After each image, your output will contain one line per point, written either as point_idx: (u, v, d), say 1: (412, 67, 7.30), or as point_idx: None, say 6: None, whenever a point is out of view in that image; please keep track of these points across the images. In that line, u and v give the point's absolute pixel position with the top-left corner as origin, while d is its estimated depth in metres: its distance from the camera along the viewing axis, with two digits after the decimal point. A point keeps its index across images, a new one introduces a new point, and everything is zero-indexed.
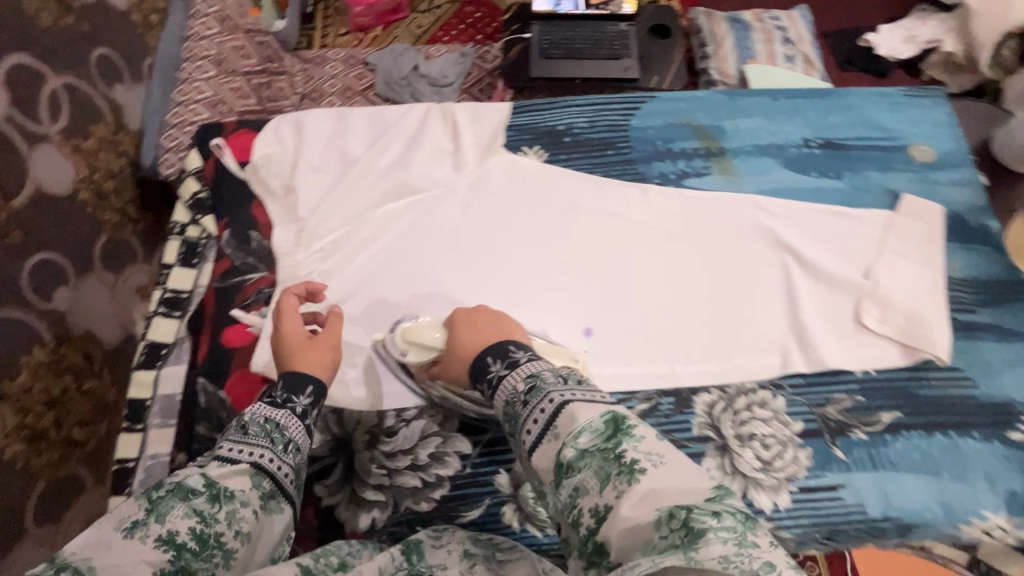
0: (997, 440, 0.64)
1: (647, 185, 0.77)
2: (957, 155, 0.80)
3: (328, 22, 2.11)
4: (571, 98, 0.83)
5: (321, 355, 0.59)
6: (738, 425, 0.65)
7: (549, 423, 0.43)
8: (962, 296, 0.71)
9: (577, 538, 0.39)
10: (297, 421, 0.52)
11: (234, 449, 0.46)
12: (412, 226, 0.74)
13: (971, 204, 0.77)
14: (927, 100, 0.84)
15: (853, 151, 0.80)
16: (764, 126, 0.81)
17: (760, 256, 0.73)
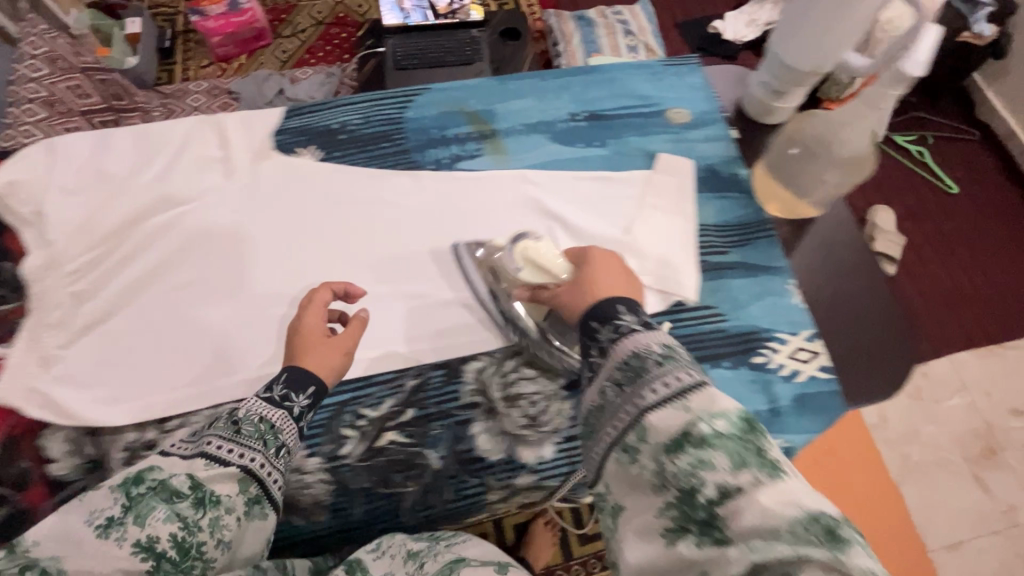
0: (744, 366, 0.69)
1: (420, 172, 0.80)
2: (711, 114, 0.87)
3: (188, 55, 2.07)
4: (347, 97, 0.85)
5: (330, 356, 0.62)
6: (507, 387, 0.67)
7: (676, 393, 0.42)
8: (714, 240, 0.77)
9: (690, 506, 0.38)
10: (292, 420, 0.57)
11: (225, 447, 0.53)
12: (179, 236, 0.73)
13: (725, 156, 0.84)
14: (682, 69, 0.91)
15: (615, 120, 0.85)
16: (533, 106, 0.86)
17: (528, 226, 0.77)
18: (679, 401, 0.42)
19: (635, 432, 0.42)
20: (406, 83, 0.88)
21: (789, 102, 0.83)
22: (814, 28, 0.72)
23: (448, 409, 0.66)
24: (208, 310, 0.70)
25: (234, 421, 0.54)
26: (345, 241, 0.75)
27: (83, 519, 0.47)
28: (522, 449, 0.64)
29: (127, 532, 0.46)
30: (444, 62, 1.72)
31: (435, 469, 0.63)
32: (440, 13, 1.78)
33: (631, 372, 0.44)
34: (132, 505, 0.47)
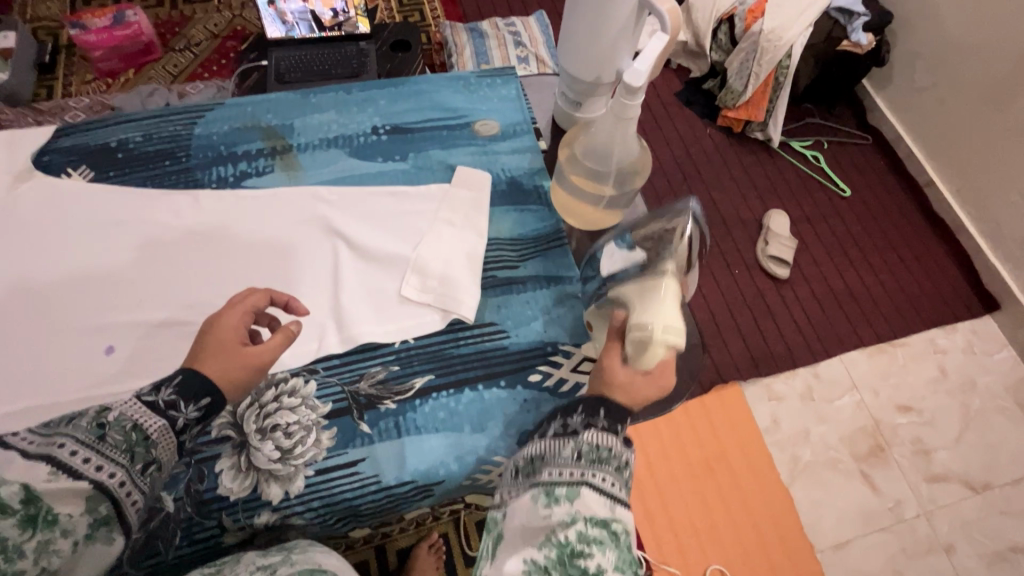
0: (519, 385, 0.67)
1: (200, 191, 0.75)
2: (521, 126, 0.86)
3: (71, 69, 1.98)
4: (130, 113, 0.80)
5: (236, 369, 0.57)
6: (262, 419, 0.63)
7: (611, 494, 0.49)
8: (506, 255, 0.75)
9: (568, 563, 0.43)
10: (169, 434, 0.53)
11: (86, 460, 0.47)
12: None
13: (529, 168, 0.82)
14: (497, 80, 0.89)
15: (419, 133, 0.83)
16: (334, 119, 0.83)
17: (310, 246, 0.74)
18: (611, 503, 0.48)
19: (568, 491, 0.48)
20: (202, 97, 0.84)
21: (592, 112, 0.81)
22: (586, 39, 0.71)
23: (195, 445, 0.61)
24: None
25: (102, 427, 0.49)
26: (98, 267, 0.70)
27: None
28: (268, 485, 0.60)
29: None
30: (330, 75, 1.70)
31: (168, 512, 0.58)
32: (325, 25, 1.74)
33: (596, 454, 0.51)
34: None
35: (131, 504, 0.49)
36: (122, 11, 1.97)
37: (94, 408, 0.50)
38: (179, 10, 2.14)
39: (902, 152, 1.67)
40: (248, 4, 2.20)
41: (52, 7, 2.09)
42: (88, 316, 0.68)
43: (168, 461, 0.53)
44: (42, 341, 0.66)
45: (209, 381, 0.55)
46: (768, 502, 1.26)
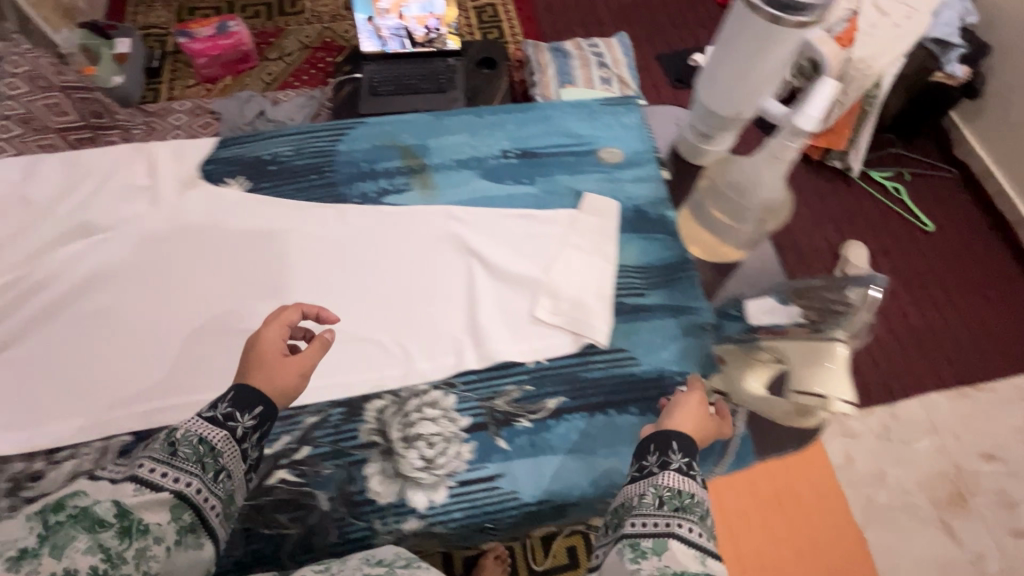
0: (651, 413, 0.68)
1: (345, 205, 0.80)
2: (644, 155, 0.88)
3: (175, 75, 2.12)
4: (280, 129, 0.86)
5: (286, 378, 0.59)
6: (406, 427, 0.67)
7: (697, 544, 0.53)
8: (633, 281, 0.77)
9: None
10: (234, 444, 0.55)
11: (165, 473, 0.51)
12: (87, 267, 0.73)
13: (653, 197, 0.84)
14: (620, 109, 0.92)
15: (546, 158, 0.86)
16: (465, 141, 0.86)
17: (446, 263, 0.77)
18: (700, 554, 0.52)
19: (654, 544, 0.52)
20: (342, 115, 0.89)
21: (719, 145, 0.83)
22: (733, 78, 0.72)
23: (345, 448, 0.65)
24: (103, 347, 0.69)
25: (170, 445, 0.52)
26: (251, 274, 0.75)
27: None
28: (413, 492, 0.63)
29: (41, 565, 0.44)
30: (419, 90, 1.76)
31: (323, 510, 0.62)
32: (417, 40, 1.80)
33: (678, 502, 0.55)
34: (49, 536, 0.45)
35: (211, 509, 0.52)
36: (224, 22, 2.10)
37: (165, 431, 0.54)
38: (274, 22, 2.27)
39: (995, 188, 1.60)
40: (337, 18, 2.30)
41: (160, 16, 2.24)
42: (242, 319, 0.73)
43: (239, 469, 0.55)
44: (201, 342, 0.71)
45: (258, 391, 0.57)
46: (836, 533, 1.22)
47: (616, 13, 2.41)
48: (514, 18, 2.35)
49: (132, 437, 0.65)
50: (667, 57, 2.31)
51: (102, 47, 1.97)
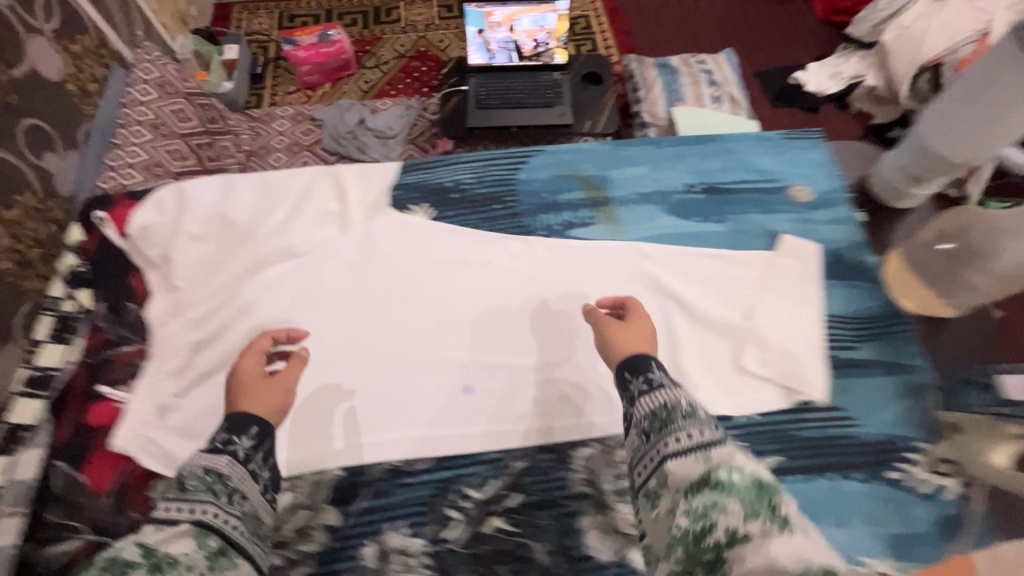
0: (876, 480, 0.73)
1: (532, 237, 0.86)
2: (835, 194, 0.85)
3: (277, 81, 2.17)
4: (464, 158, 0.93)
5: (271, 396, 0.77)
6: (621, 482, 0.76)
7: (693, 445, 0.57)
8: (841, 334, 0.80)
9: (699, 543, 0.49)
10: (236, 463, 0.68)
11: (179, 508, 0.61)
12: (295, 288, 0.87)
13: (851, 241, 0.83)
14: (804, 141, 0.89)
15: (733, 195, 0.85)
16: (648, 174, 0.88)
17: (641, 304, 0.79)
18: (697, 453, 0.56)
19: (656, 478, 0.57)
20: (519, 142, 0.95)
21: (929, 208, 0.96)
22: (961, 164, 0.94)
23: (558, 499, 0.75)
24: (338, 370, 0.83)
25: (183, 485, 0.64)
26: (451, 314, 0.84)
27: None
28: (630, 551, 0.72)
29: None
30: (525, 104, 1.75)
31: (543, 563, 0.72)
32: (524, 53, 1.79)
33: (656, 423, 0.62)
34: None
35: (230, 524, 0.61)
36: (326, 30, 2.13)
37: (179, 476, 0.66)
38: (370, 30, 2.30)
39: None
40: (432, 26, 2.32)
41: (262, 23, 2.31)
42: (437, 355, 0.83)
43: (249, 489, 0.66)
44: (410, 374, 0.83)
45: (250, 415, 0.73)
46: None
47: (711, 29, 2.37)
48: (607, 30, 2.33)
49: (349, 470, 0.78)
50: (764, 74, 2.25)
51: (213, 53, 2.06)
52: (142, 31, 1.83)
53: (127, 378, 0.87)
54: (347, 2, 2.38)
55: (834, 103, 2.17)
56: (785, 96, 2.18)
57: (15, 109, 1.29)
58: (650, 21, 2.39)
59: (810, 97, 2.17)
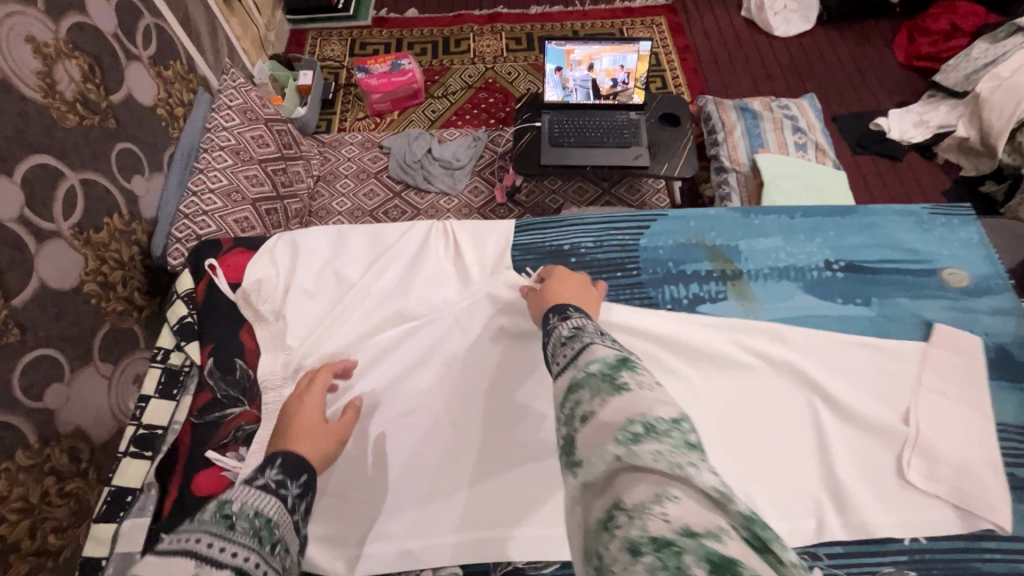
0: None
1: (660, 309, 0.83)
2: (995, 280, 0.82)
3: (347, 107, 2.20)
4: (587, 222, 0.96)
5: (324, 442, 0.74)
6: None
7: (571, 358, 0.60)
8: (1017, 447, 0.71)
9: (565, 438, 0.54)
10: (282, 510, 0.59)
11: (221, 547, 0.51)
12: (419, 349, 0.91)
13: (1019, 335, 0.78)
14: (955, 222, 0.87)
15: (878, 275, 0.84)
16: (782, 246, 0.87)
17: (785, 396, 0.76)
18: (572, 363, 0.60)
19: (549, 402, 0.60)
20: (645, 207, 0.96)
21: None
22: None
23: None
24: (460, 450, 0.83)
25: (228, 516, 0.54)
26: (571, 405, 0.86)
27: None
28: None
29: None
30: (599, 143, 1.71)
31: None
32: (601, 92, 1.76)
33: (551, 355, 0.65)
34: None
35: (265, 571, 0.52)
36: (398, 59, 2.15)
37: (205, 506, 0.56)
38: (439, 60, 2.32)
39: None
40: (500, 58, 2.32)
41: (335, 50, 2.35)
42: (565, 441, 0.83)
43: (288, 536, 0.57)
44: (534, 457, 0.82)
45: (301, 462, 0.67)
46: None
47: (785, 71, 2.31)
48: (678, 69, 2.30)
49: (463, 569, 0.75)
50: (844, 119, 2.16)
51: (288, 79, 2.10)
52: (226, 55, 1.87)
53: (237, 444, 0.84)
54: (417, 32, 2.41)
55: (920, 152, 2.07)
56: (866, 142, 2.08)
57: (109, 131, 1.31)
58: (722, 60, 2.34)
59: (893, 145, 2.07)
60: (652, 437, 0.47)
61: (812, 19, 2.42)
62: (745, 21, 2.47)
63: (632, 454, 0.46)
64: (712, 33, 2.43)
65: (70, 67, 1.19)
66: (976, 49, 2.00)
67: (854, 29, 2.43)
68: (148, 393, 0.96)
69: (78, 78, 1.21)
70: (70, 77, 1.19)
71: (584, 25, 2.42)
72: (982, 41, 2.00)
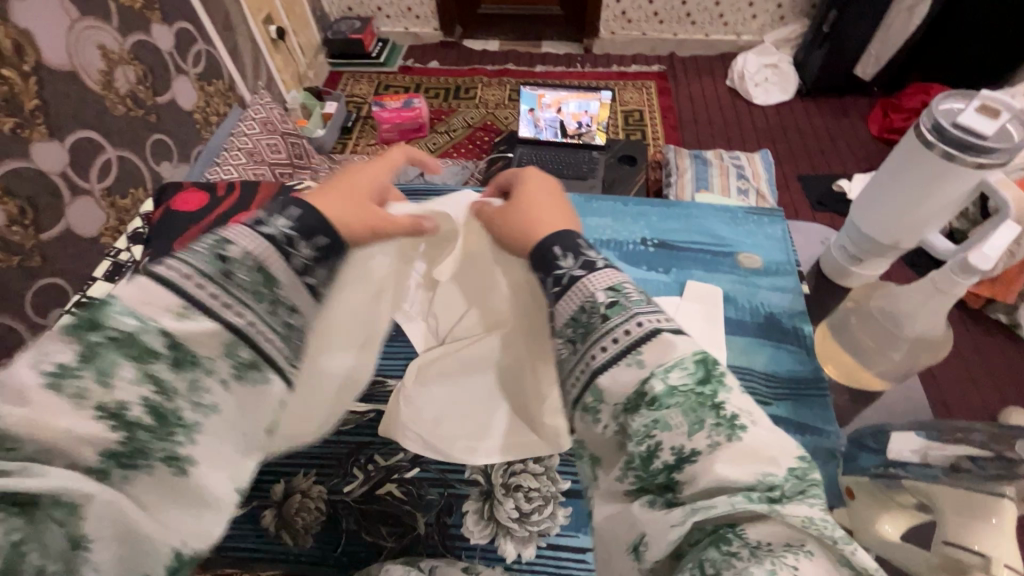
0: None
1: None
2: (784, 266, 0.95)
3: (362, 135, 2.55)
4: None
5: (343, 203, 0.59)
6: (508, 476, 0.82)
7: (630, 347, 0.47)
8: (760, 390, 0.81)
9: (649, 469, 0.44)
10: (289, 268, 0.50)
11: (215, 297, 0.45)
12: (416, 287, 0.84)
13: (791, 308, 0.89)
14: (765, 218, 1.02)
15: (684, 252, 0.98)
16: (610, 225, 1.02)
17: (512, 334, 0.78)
18: (633, 358, 0.47)
19: (591, 394, 0.48)
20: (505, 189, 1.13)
21: (870, 268, 1.05)
22: (885, 213, 0.98)
23: (451, 479, 0.82)
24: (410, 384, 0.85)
25: (222, 261, 0.46)
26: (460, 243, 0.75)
27: (23, 368, 0.38)
28: (505, 541, 0.77)
29: (86, 388, 0.39)
30: (562, 174, 1.92)
31: (418, 532, 0.78)
32: (567, 133, 2.02)
33: (580, 330, 0.51)
34: (88, 355, 0.40)
35: (273, 347, 0.48)
36: (410, 98, 2.47)
37: (198, 241, 0.47)
38: (448, 103, 2.66)
39: None
40: (501, 106, 2.63)
41: (362, 88, 2.75)
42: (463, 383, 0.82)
43: (302, 303, 0.51)
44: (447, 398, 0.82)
45: (325, 222, 0.54)
46: None
47: (758, 134, 2.50)
48: (659, 124, 2.53)
49: None
50: (809, 179, 2.30)
51: (317, 106, 2.46)
52: (263, 83, 2.27)
53: None
54: (434, 79, 2.78)
55: None
56: (826, 201, 2.20)
57: (148, 123, 1.63)
58: (700, 119, 2.57)
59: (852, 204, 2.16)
60: (790, 498, 0.39)
61: (790, 91, 2.63)
62: (729, 89, 2.71)
63: (770, 510, 0.38)
64: (695, 97, 2.68)
65: (127, 70, 1.54)
66: None
67: (831, 103, 2.61)
68: (98, 276, 1.38)
69: (132, 80, 1.56)
70: (127, 78, 1.54)
71: (580, 82, 2.72)
72: None
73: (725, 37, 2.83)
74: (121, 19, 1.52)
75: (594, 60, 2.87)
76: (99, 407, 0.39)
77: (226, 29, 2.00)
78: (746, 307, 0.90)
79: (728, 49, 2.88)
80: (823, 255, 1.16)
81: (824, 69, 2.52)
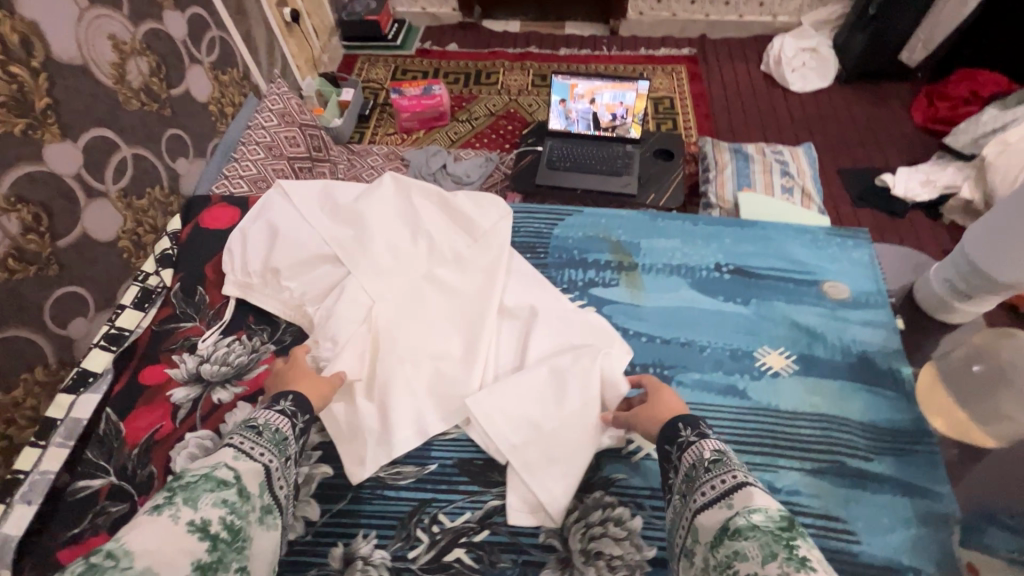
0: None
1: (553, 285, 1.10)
2: (874, 297, 1.03)
3: (380, 123, 2.44)
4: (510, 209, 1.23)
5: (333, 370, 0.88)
6: (587, 540, 0.81)
7: (725, 492, 0.62)
8: (860, 444, 0.88)
9: None
10: (293, 433, 0.77)
11: (251, 448, 0.70)
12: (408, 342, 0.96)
13: (884, 343, 0.98)
14: (849, 244, 1.11)
15: (761, 280, 1.07)
16: (681, 249, 1.13)
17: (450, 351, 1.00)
18: (726, 500, 0.61)
19: (692, 533, 0.62)
20: (563, 206, 1.24)
21: (978, 303, 1.07)
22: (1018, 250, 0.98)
23: (518, 543, 0.82)
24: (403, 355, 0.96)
25: (252, 426, 0.73)
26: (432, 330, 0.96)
27: (165, 521, 0.56)
28: None
29: (179, 512, 0.58)
30: (594, 171, 1.83)
31: None
32: (601, 124, 1.91)
33: (687, 484, 0.67)
34: (178, 495, 0.59)
35: (280, 492, 0.71)
36: (430, 84, 2.35)
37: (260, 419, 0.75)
38: (469, 89, 2.54)
39: None
40: (524, 92, 2.52)
41: (378, 74, 2.63)
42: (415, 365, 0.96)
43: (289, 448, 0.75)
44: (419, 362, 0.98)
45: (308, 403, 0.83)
46: None
47: (796, 123, 2.38)
48: (691, 113, 2.41)
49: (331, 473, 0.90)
50: (851, 172, 2.19)
51: (332, 94, 2.35)
52: (278, 70, 2.16)
53: (182, 349, 1.09)
54: (453, 64, 2.66)
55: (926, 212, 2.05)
56: (867, 195, 2.10)
57: (164, 118, 1.49)
58: (736, 108, 2.44)
59: (897, 201, 2.05)
60: None
61: (830, 77, 2.50)
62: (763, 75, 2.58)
63: None
64: (729, 84, 2.54)
65: (139, 62, 1.40)
66: (986, 115, 2.02)
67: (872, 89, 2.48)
68: None
69: (146, 72, 1.42)
70: (140, 70, 1.40)
71: (607, 67, 2.59)
72: (992, 107, 2.02)
73: (760, 18, 2.69)
74: (132, 6, 1.38)
75: (620, 43, 2.73)
76: (193, 527, 0.57)
77: (238, 13, 1.87)
78: (836, 344, 0.98)
79: (763, 31, 2.73)
80: (920, 285, 1.18)
81: (867, 54, 2.39)
